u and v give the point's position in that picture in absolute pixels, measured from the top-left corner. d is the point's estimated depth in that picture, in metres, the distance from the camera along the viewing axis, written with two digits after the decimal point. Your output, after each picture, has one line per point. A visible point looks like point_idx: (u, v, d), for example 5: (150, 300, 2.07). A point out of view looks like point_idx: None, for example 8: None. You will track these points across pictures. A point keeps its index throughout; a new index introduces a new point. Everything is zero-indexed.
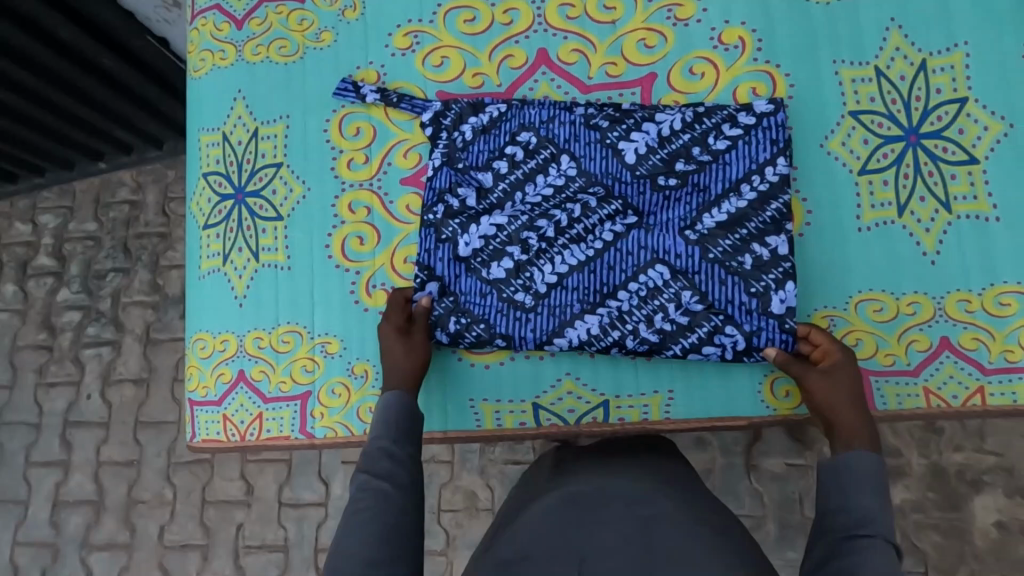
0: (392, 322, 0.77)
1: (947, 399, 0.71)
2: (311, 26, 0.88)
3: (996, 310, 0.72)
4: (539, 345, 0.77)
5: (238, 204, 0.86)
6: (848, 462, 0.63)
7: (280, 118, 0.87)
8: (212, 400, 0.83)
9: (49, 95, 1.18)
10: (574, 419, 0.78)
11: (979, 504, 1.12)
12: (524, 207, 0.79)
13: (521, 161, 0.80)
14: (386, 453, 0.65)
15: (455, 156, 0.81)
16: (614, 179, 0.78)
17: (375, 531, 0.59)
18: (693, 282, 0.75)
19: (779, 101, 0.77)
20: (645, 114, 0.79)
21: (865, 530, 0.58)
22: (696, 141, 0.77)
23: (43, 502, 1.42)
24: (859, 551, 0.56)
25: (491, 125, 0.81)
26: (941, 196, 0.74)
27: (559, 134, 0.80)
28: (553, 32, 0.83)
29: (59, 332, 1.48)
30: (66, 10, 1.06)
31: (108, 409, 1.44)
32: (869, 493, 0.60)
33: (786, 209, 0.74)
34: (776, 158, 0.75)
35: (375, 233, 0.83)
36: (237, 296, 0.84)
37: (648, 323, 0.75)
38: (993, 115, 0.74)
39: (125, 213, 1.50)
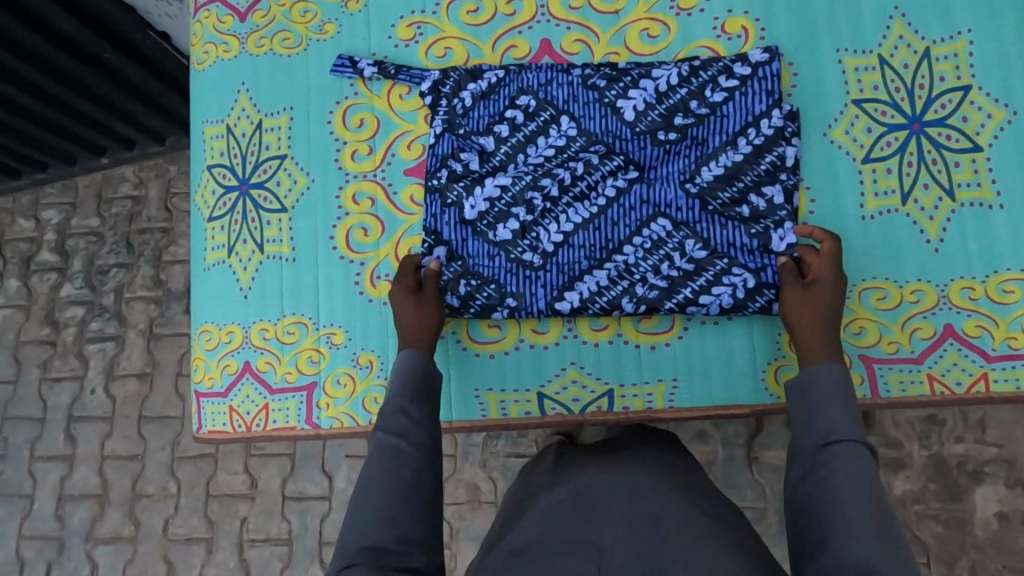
0: (403, 286, 0.77)
1: (951, 386, 0.72)
2: (314, 18, 0.88)
3: (1000, 297, 0.72)
4: (550, 304, 0.77)
5: (242, 196, 0.86)
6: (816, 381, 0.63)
7: (283, 110, 0.87)
8: (218, 392, 0.83)
9: (44, 86, 1.17)
10: (578, 408, 0.78)
11: (980, 496, 1.13)
12: (526, 168, 0.80)
13: (521, 124, 0.81)
14: (402, 411, 0.65)
15: (455, 122, 0.82)
16: (614, 137, 0.79)
17: (392, 493, 0.58)
18: (696, 231, 0.76)
19: (773, 49, 0.77)
20: (642, 72, 0.79)
21: (834, 441, 0.57)
22: (693, 95, 0.77)
23: (48, 496, 1.43)
24: (831, 462, 0.56)
25: (489, 91, 0.82)
26: (946, 183, 0.74)
27: (557, 96, 0.80)
28: (556, 23, 0.83)
29: (62, 327, 1.49)
30: (67, 3, 1.06)
31: (112, 403, 1.45)
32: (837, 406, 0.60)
33: (781, 159, 0.76)
34: (771, 111, 0.76)
35: (379, 224, 0.83)
36: (242, 288, 0.85)
37: (655, 272, 0.76)
38: (996, 103, 0.75)
39: (127, 208, 1.51)
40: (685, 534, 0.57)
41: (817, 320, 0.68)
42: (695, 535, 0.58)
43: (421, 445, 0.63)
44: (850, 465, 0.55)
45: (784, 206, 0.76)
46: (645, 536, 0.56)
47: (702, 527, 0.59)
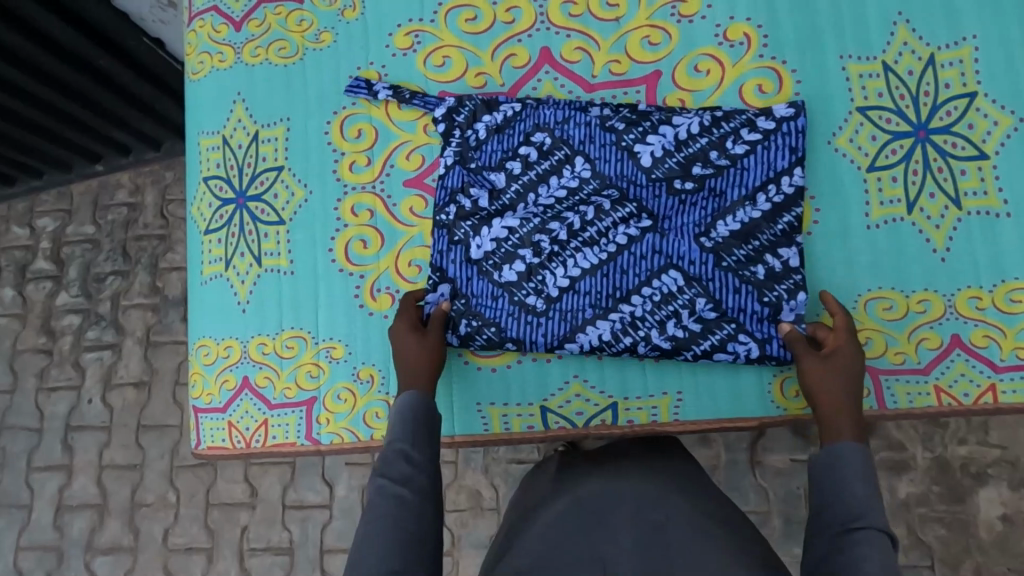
0: (405, 321, 0.76)
1: (958, 397, 0.71)
2: (310, 27, 0.87)
3: (1008, 307, 0.71)
4: (550, 349, 0.77)
5: (239, 209, 0.85)
6: (841, 453, 0.62)
7: (280, 121, 0.86)
8: (217, 407, 0.82)
9: (35, 91, 1.15)
10: (582, 421, 0.77)
11: (983, 497, 1.12)
12: (537, 209, 0.79)
13: (534, 162, 0.80)
14: (404, 456, 0.64)
15: (467, 155, 0.81)
16: (629, 182, 0.77)
17: (398, 538, 0.58)
18: (707, 289, 0.75)
19: (800, 104, 0.75)
20: (662, 117, 0.78)
21: (859, 522, 0.57)
22: (713, 145, 0.76)
23: (46, 506, 1.42)
24: (860, 544, 0.55)
25: (504, 125, 0.80)
26: (951, 192, 0.73)
27: (573, 135, 0.79)
28: (556, 31, 0.82)
29: (58, 335, 1.47)
30: (60, 9, 1.04)
31: (110, 412, 1.43)
32: (863, 484, 0.60)
33: (798, 220, 0.75)
34: (793, 168, 0.75)
35: (378, 236, 0.82)
36: (239, 302, 0.83)
37: (661, 329, 0.75)
38: (1002, 110, 0.74)
39: (123, 215, 1.49)
40: (692, 545, 0.57)
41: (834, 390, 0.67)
42: (698, 544, 0.57)
43: (422, 488, 0.63)
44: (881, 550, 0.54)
45: (798, 269, 0.74)
46: (650, 551, 0.55)
47: (712, 537, 0.58)
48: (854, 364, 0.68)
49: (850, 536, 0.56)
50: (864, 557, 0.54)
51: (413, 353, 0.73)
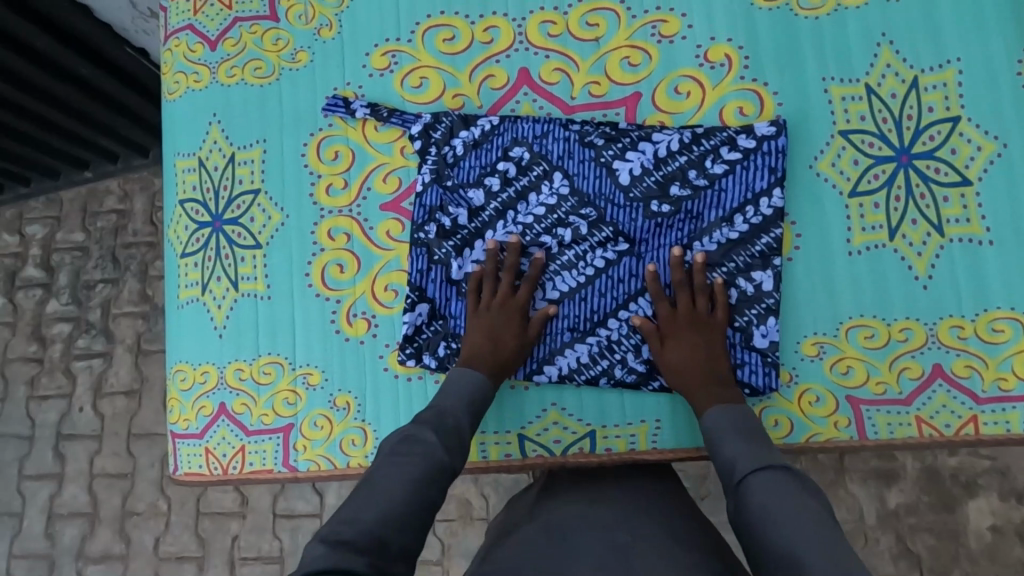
0: (517, 302, 0.76)
1: (939, 428, 0.70)
2: (286, 46, 0.86)
3: (990, 337, 0.70)
4: (529, 375, 0.77)
5: (215, 232, 0.84)
6: (711, 426, 0.66)
7: (256, 142, 0.85)
8: (194, 433, 0.82)
9: (18, 99, 1.13)
10: (560, 449, 0.76)
11: (974, 508, 1.11)
12: (516, 228, 0.79)
13: (514, 178, 0.80)
14: (459, 428, 0.67)
15: (444, 173, 0.80)
16: (607, 199, 0.77)
17: (419, 502, 0.59)
18: None
19: (780, 122, 0.74)
20: (641, 134, 0.77)
21: (740, 473, 0.60)
22: (692, 164, 0.76)
23: (38, 514, 1.42)
24: (752, 492, 0.58)
25: (482, 140, 0.80)
26: (934, 219, 0.72)
27: (552, 150, 0.79)
28: (534, 51, 0.81)
29: (49, 343, 1.47)
30: (41, 21, 1.03)
31: (100, 421, 1.43)
32: (743, 437, 0.64)
33: (776, 242, 0.74)
34: (772, 189, 0.74)
35: (355, 260, 0.81)
36: (216, 326, 0.83)
37: (636, 352, 0.76)
38: (986, 135, 0.72)
39: (113, 221, 1.48)
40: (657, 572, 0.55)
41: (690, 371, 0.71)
42: (662, 571, 0.56)
43: (454, 465, 0.64)
44: (778, 485, 0.57)
45: (772, 293, 0.73)
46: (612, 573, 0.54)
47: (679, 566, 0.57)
48: (687, 342, 0.72)
49: (744, 487, 0.59)
50: (763, 498, 0.57)
51: (488, 338, 0.75)
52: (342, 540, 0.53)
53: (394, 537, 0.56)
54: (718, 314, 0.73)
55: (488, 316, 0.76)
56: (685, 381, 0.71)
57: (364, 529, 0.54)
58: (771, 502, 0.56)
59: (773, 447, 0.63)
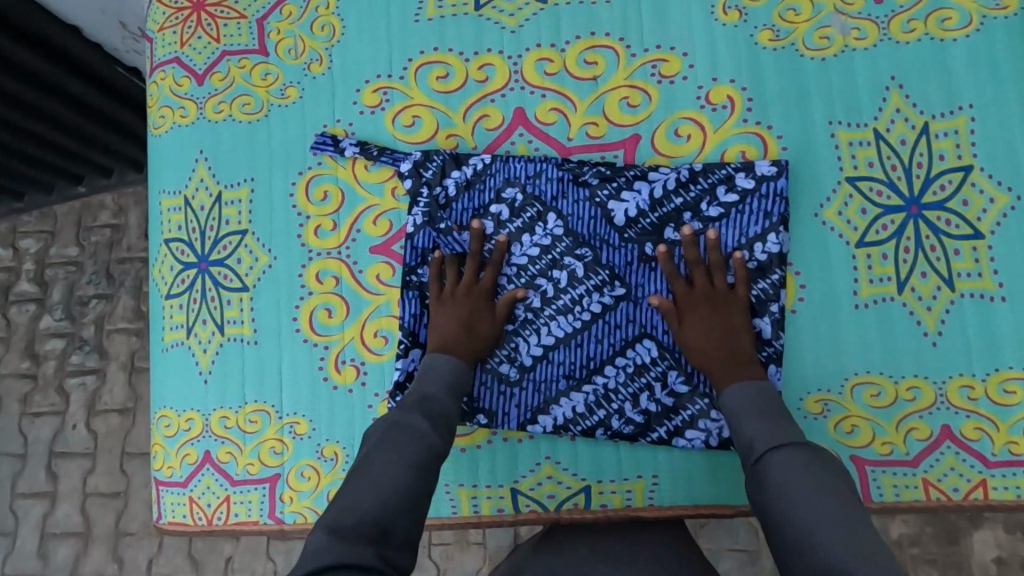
0: (482, 288, 0.75)
1: (947, 492, 0.67)
2: (275, 81, 0.83)
3: (1001, 398, 0.67)
4: (522, 425, 0.75)
5: (201, 273, 0.81)
6: (730, 403, 0.64)
7: (243, 182, 0.82)
8: (178, 481, 0.79)
9: (16, 120, 1.10)
10: (554, 505, 0.74)
11: (979, 539, 1.08)
12: (509, 270, 0.77)
13: (507, 220, 0.77)
14: (449, 415, 0.66)
15: (436, 216, 0.77)
16: (602, 241, 0.75)
17: (418, 485, 0.58)
18: (680, 361, 0.73)
19: (782, 163, 0.72)
20: (637, 173, 0.75)
21: (759, 452, 0.58)
22: (688, 206, 0.73)
23: (31, 533, 1.40)
24: (771, 470, 0.56)
25: (474, 180, 0.77)
26: (944, 272, 0.69)
27: (546, 190, 0.76)
28: (530, 90, 0.78)
29: (42, 360, 1.45)
30: (30, 40, 1.00)
31: (94, 439, 1.41)
32: (761, 413, 0.62)
33: (773, 287, 0.71)
34: (766, 234, 0.71)
35: (344, 305, 0.79)
36: (201, 371, 0.80)
37: (634, 402, 0.74)
38: (999, 186, 0.69)
39: (107, 236, 1.46)
40: None
41: (710, 349, 0.68)
42: None
43: (446, 449, 0.63)
44: (799, 463, 0.56)
45: (771, 340, 0.70)
46: None
47: None
48: (706, 321, 0.69)
49: (763, 465, 0.57)
50: (783, 478, 0.55)
51: (461, 326, 0.73)
52: (343, 532, 0.51)
53: (397, 523, 0.54)
54: (738, 288, 0.70)
55: (454, 306, 0.74)
56: (707, 356, 0.68)
57: (366, 518, 0.53)
58: (790, 481, 0.54)
59: (792, 423, 0.61)
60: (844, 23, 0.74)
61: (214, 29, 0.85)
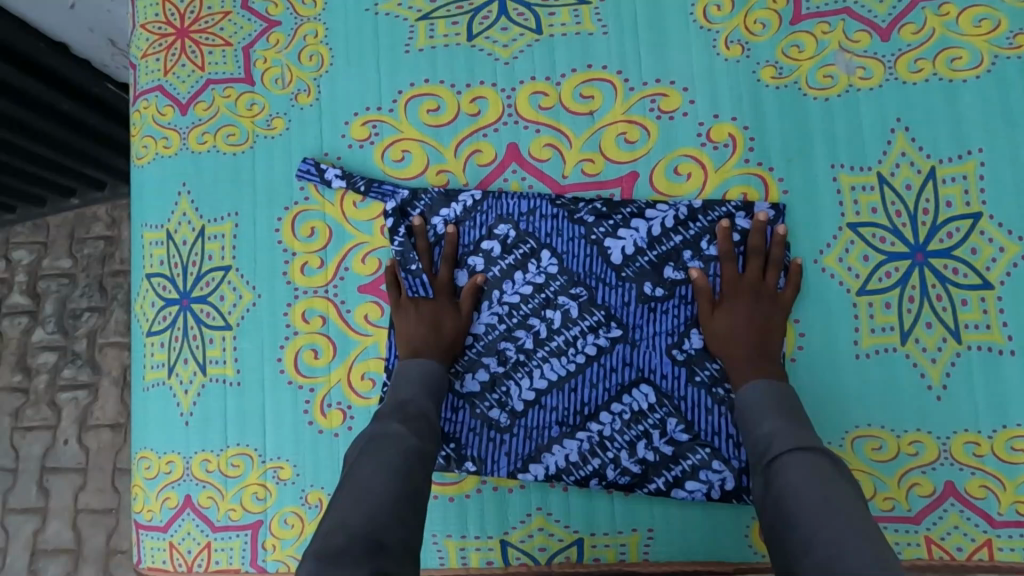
0: (439, 282, 0.74)
1: (951, 551, 0.64)
2: (261, 112, 0.81)
3: (1009, 456, 0.64)
4: (512, 474, 0.72)
5: (184, 311, 0.79)
6: (749, 399, 0.62)
7: (228, 216, 0.80)
8: (158, 526, 0.77)
9: (9, 138, 1.06)
10: (544, 557, 0.71)
11: None
12: (501, 309, 0.74)
13: (498, 257, 0.74)
14: (426, 414, 0.63)
15: (409, 257, 0.74)
16: (598, 280, 0.73)
17: (405, 490, 0.53)
18: (679, 408, 0.71)
19: (778, 208, 0.70)
20: (634, 210, 0.72)
21: (773, 450, 0.55)
22: (687, 244, 0.71)
23: (21, 550, 1.38)
24: (783, 469, 0.53)
25: (465, 215, 0.75)
26: (950, 323, 0.67)
27: (539, 227, 0.74)
28: (524, 125, 0.76)
29: (34, 373, 1.42)
30: (18, 59, 0.97)
31: (86, 454, 1.39)
32: (780, 414, 0.59)
33: None
34: None
35: (330, 345, 0.76)
36: (183, 413, 0.78)
37: (630, 450, 0.71)
38: (1009, 234, 0.67)
39: (100, 249, 1.44)
40: None
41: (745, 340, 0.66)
42: None
43: (429, 451, 0.60)
44: (816, 470, 0.52)
45: None
46: None
47: None
48: (746, 309, 0.68)
49: (777, 464, 0.54)
50: (795, 478, 0.51)
51: (427, 326, 0.72)
52: (334, 553, 0.46)
53: (390, 532, 0.50)
54: (787, 292, 0.68)
55: (415, 309, 0.73)
56: (727, 345, 0.67)
57: (357, 534, 0.48)
58: (802, 481, 0.51)
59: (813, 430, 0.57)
60: (849, 62, 0.71)
61: (199, 56, 0.82)
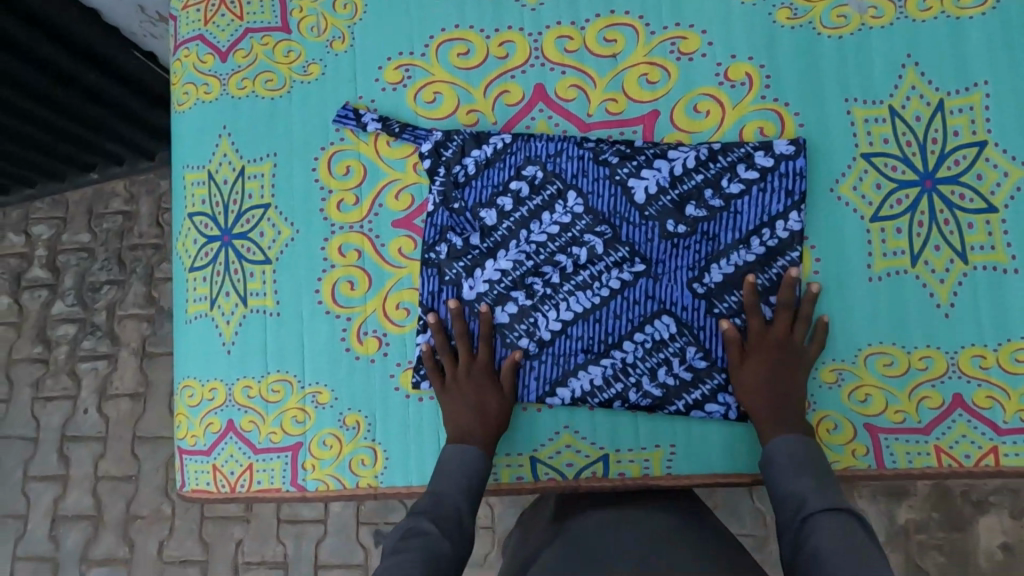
0: (480, 365, 0.75)
1: (958, 458, 0.68)
2: (298, 58, 0.85)
3: (1013, 367, 0.68)
4: (540, 398, 0.76)
5: (225, 246, 0.83)
6: (776, 452, 0.65)
7: (266, 157, 0.84)
8: (202, 450, 0.81)
9: (25, 107, 1.11)
10: (572, 473, 0.75)
11: (984, 526, 1.09)
12: (529, 247, 0.78)
13: (526, 197, 0.78)
14: (458, 514, 0.66)
15: (451, 195, 0.79)
16: (622, 219, 0.76)
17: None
18: (698, 337, 0.74)
19: (800, 142, 0.73)
20: (657, 151, 0.76)
21: (804, 511, 0.59)
22: (708, 183, 0.75)
23: (42, 517, 1.41)
24: (813, 529, 0.57)
25: (495, 158, 0.79)
26: (958, 245, 0.71)
27: (566, 168, 0.78)
28: (551, 67, 0.80)
29: (54, 345, 1.45)
30: (41, 26, 1.00)
31: (106, 423, 1.41)
32: (809, 474, 0.63)
33: (793, 265, 0.73)
34: (788, 212, 0.73)
35: (366, 278, 0.80)
36: (225, 342, 0.82)
37: (652, 376, 0.75)
38: (1013, 160, 0.71)
39: (119, 225, 1.45)
40: None
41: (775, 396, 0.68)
42: None
43: (460, 555, 0.62)
44: (845, 530, 0.55)
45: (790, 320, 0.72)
46: None
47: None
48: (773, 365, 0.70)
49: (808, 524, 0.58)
50: (824, 538, 0.55)
51: (471, 410, 0.74)
52: None
53: None
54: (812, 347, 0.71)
55: (459, 390, 0.75)
56: (750, 399, 0.69)
57: None
58: (830, 540, 0.54)
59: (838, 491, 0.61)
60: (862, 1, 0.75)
61: (238, 7, 0.86)
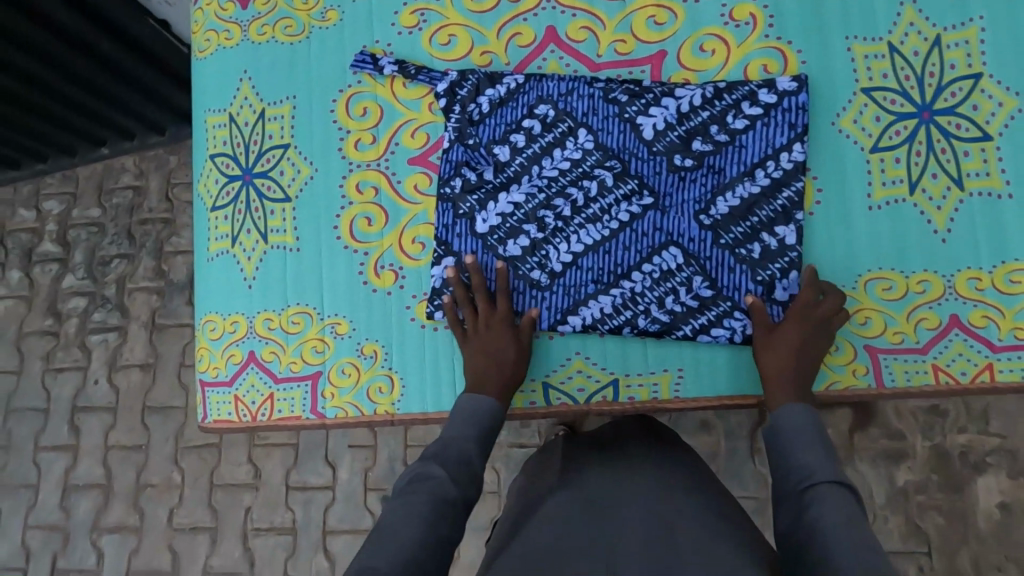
0: (501, 316, 0.77)
1: (955, 375, 0.71)
2: (316, 5, 0.87)
3: (1008, 288, 0.71)
4: (552, 325, 0.79)
5: (246, 185, 0.86)
6: (787, 418, 0.66)
7: (286, 99, 0.86)
8: (223, 381, 0.83)
9: (41, 75, 1.13)
10: (584, 397, 0.78)
11: (982, 486, 1.11)
12: (540, 182, 0.80)
13: (538, 134, 0.81)
14: (467, 461, 0.66)
15: (466, 132, 0.82)
16: (631, 154, 0.79)
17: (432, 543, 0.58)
18: (705, 268, 0.76)
19: (802, 79, 0.76)
20: (664, 90, 0.79)
21: (808, 482, 0.60)
22: (713, 119, 0.77)
23: (53, 487, 1.41)
24: (815, 502, 0.58)
25: (508, 97, 0.81)
26: (954, 172, 0.74)
27: (577, 107, 0.80)
28: (561, 9, 0.82)
29: (65, 318, 1.46)
30: None
31: (116, 394, 1.43)
32: (816, 444, 0.63)
33: (798, 196, 0.75)
34: (792, 144, 0.76)
35: (383, 214, 0.83)
36: (246, 278, 0.84)
37: (660, 304, 0.77)
38: (1007, 91, 0.74)
39: (128, 199, 1.47)
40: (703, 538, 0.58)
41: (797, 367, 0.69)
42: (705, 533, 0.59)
43: (467, 499, 0.64)
44: (846, 506, 0.57)
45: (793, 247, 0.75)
46: (657, 534, 0.58)
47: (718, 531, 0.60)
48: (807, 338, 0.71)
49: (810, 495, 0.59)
50: (825, 512, 0.56)
51: (485, 359, 0.75)
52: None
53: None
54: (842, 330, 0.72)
55: (477, 338, 0.77)
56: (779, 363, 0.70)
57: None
58: (830, 514, 0.56)
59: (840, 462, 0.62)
60: None
61: None
